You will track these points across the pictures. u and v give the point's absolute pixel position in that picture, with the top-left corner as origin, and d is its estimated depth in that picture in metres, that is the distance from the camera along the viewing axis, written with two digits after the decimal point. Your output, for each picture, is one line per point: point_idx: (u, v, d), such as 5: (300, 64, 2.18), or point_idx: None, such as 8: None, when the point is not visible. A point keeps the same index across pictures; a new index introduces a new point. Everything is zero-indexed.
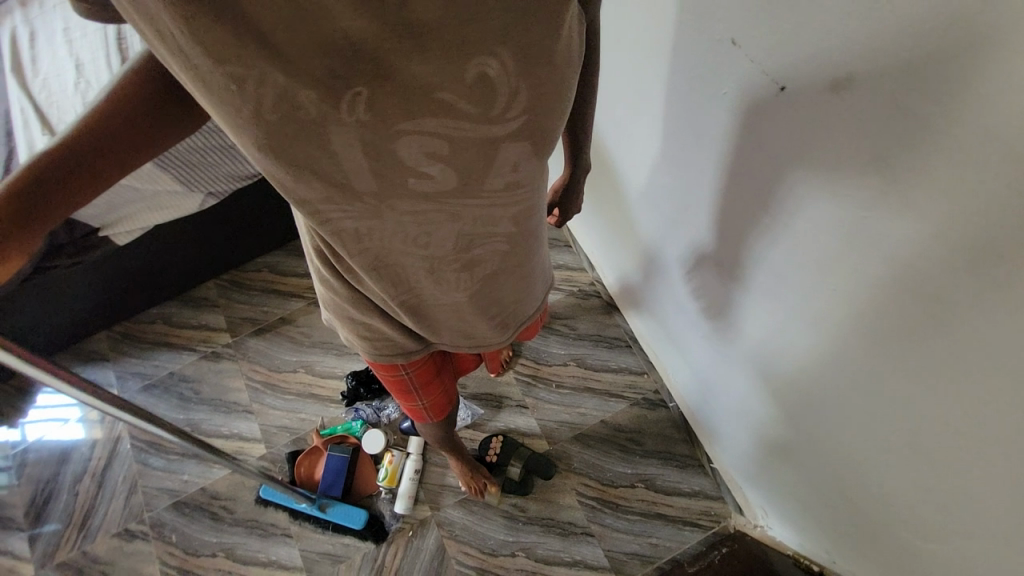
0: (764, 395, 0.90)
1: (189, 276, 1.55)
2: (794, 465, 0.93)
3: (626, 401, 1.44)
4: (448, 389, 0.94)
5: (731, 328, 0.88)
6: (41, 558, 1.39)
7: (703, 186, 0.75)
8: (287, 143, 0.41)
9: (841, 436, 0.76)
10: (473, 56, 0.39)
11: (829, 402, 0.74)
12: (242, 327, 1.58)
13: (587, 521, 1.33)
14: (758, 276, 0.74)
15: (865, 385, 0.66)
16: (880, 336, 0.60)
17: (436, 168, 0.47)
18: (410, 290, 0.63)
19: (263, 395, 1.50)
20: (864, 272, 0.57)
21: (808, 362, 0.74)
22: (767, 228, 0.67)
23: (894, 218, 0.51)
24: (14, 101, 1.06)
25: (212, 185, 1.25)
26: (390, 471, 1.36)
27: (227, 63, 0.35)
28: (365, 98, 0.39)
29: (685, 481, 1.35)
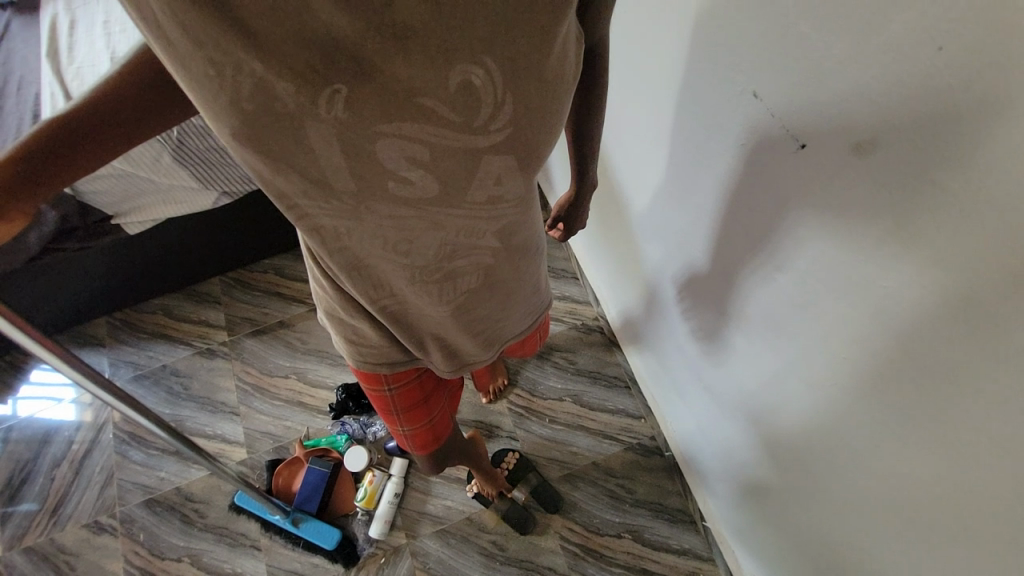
0: (757, 449, 0.86)
1: (195, 270, 1.56)
2: (789, 532, 0.87)
3: (620, 444, 1.38)
4: (437, 415, 0.90)
5: (727, 377, 0.85)
6: (8, 541, 1.35)
7: (708, 227, 0.73)
8: (263, 134, 0.40)
9: (839, 509, 0.70)
10: (457, 64, 0.39)
11: (825, 466, 0.70)
12: (240, 327, 1.57)
13: (567, 569, 1.26)
14: (757, 326, 0.71)
15: (866, 453, 0.61)
16: (878, 399, 0.56)
17: (416, 173, 0.46)
18: (394, 299, 0.61)
19: (252, 397, 1.48)
20: (874, 333, 0.53)
21: (808, 423, 0.69)
22: (769, 275, 0.65)
23: (902, 277, 0.48)
24: (48, 85, 1.09)
25: (228, 185, 1.26)
26: (369, 492, 1.32)
27: (206, 47, 0.34)
28: (344, 96, 0.38)
29: (675, 536, 1.28)
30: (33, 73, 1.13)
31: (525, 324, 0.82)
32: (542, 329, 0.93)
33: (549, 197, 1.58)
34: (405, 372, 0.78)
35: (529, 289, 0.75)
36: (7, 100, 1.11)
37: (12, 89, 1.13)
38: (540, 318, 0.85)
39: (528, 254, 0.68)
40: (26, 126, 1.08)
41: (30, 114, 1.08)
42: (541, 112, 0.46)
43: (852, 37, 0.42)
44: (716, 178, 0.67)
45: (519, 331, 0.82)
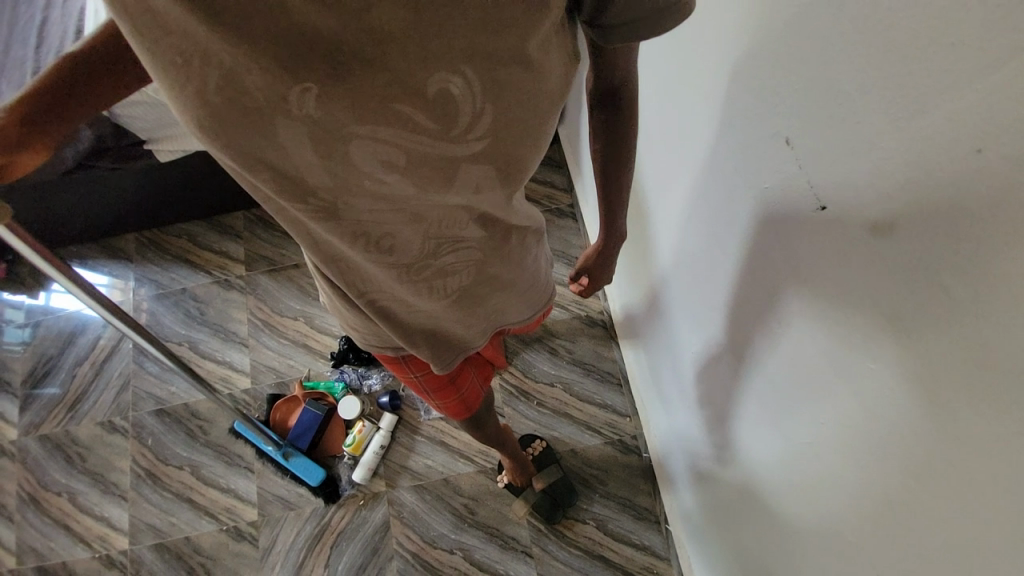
0: (729, 477, 0.88)
1: (221, 201, 1.59)
2: (744, 560, 0.90)
3: (601, 438, 1.42)
4: (468, 392, 0.91)
5: (715, 406, 0.86)
6: (30, 424, 1.49)
7: (722, 260, 0.72)
8: (230, 129, 0.38)
9: (793, 555, 0.72)
10: (436, 72, 0.37)
11: (785, 511, 0.71)
12: (257, 263, 1.62)
13: (529, 542, 1.34)
14: (750, 366, 0.71)
15: (828, 515, 0.62)
16: (846, 463, 0.57)
17: (392, 176, 0.44)
18: (382, 292, 0.62)
19: (261, 332, 1.55)
20: (859, 409, 0.53)
21: (780, 469, 0.70)
22: (769, 323, 0.64)
23: (892, 356, 0.47)
24: (93, 1, 1.09)
25: None
26: (357, 440, 1.40)
27: (170, 32, 0.32)
28: (314, 95, 0.36)
29: (637, 532, 1.33)
30: None
31: (524, 315, 0.82)
32: (544, 313, 0.92)
33: (576, 182, 1.54)
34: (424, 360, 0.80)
35: (524, 286, 0.75)
36: (53, 12, 1.13)
37: (59, 1, 1.14)
38: (539, 310, 0.85)
39: (520, 252, 0.68)
40: (69, 41, 1.09)
41: (73, 30, 1.09)
42: (523, 123, 0.45)
43: (894, 108, 0.40)
44: (733, 213, 0.66)
45: (516, 319, 0.82)
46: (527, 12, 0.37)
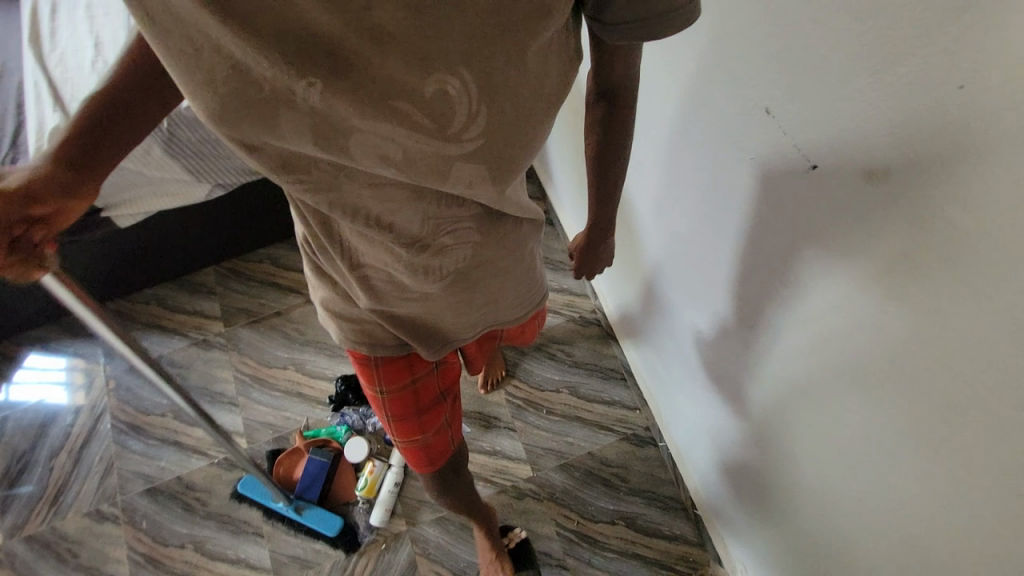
0: (756, 446, 0.87)
1: (189, 260, 1.53)
2: (781, 530, 0.90)
3: (615, 435, 1.42)
4: (432, 435, 0.85)
5: (729, 375, 0.86)
6: (9, 528, 1.37)
7: (717, 232, 0.72)
8: (240, 112, 0.41)
9: (835, 515, 0.72)
10: (435, 73, 0.40)
11: (819, 471, 0.72)
12: (236, 318, 1.56)
13: (562, 554, 1.31)
14: (761, 325, 0.72)
15: (864, 465, 0.63)
16: (867, 403, 0.59)
17: (388, 172, 0.47)
18: (378, 267, 0.61)
19: (251, 388, 1.48)
20: (874, 350, 0.55)
21: (805, 429, 0.71)
22: (781, 284, 0.65)
23: (901, 293, 0.49)
24: (29, 73, 1.06)
25: (222, 177, 1.22)
26: (370, 482, 1.34)
27: (186, 25, 0.37)
28: (318, 89, 0.38)
29: (667, 523, 1.33)
30: (13, 60, 1.10)
31: (516, 314, 0.80)
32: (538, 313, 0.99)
33: (549, 189, 1.57)
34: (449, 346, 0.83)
35: (523, 272, 0.74)
36: None
37: None
38: (533, 314, 0.83)
39: (519, 237, 0.67)
40: (8, 116, 1.04)
41: (13, 106, 1.05)
42: (516, 125, 0.47)
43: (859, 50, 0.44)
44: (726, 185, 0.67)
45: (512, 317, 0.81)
46: (521, 14, 0.39)
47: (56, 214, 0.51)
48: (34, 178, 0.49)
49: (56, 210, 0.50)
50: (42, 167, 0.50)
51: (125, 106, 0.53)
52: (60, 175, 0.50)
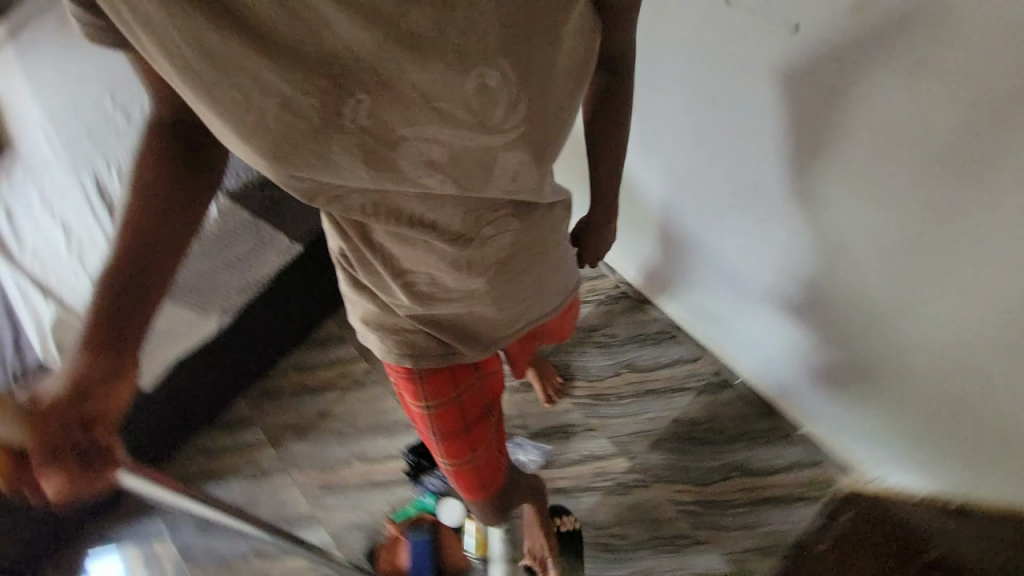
0: (824, 316, 0.97)
1: (218, 401, 1.49)
2: (882, 376, 0.97)
3: (691, 392, 1.38)
4: (481, 454, 0.87)
5: (785, 265, 0.96)
6: None
7: (745, 145, 0.86)
8: (297, 144, 0.48)
9: (927, 314, 0.83)
10: (474, 68, 0.47)
11: (897, 284, 0.83)
12: (284, 436, 1.51)
13: (694, 529, 1.26)
14: (810, 182, 0.82)
15: (928, 247, 0.75)
16: (914, 192, 0.72)
17: (435, 176, 0.54)
18: (420, 270, 0.66)
19: (325, 498, 1.43)
20: (904, 142, 0.69)
21: (867, 253, 0.83)
22: (817, 160, 0.79)
23: (908, 83, 0.64)
24: (7, 278, 1.07)
25: (224, 301, 1.19)
26: (478, 538, 1.26)
27: (232, 73, 0.43)
28: (366, 104, 0.46)
29: (778, 455, 1.28)
30: None
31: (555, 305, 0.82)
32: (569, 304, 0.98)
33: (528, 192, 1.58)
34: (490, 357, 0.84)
35: (557, 263, 0.77)
36: None
37: None
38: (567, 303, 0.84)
39: (551, 224, 0.71)
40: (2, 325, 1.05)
41: (3, 313, 1.06)
42: (548, 107, 0.56)
43: None
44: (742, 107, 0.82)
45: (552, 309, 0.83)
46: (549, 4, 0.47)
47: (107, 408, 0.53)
48: (75, 383, 0.52)
49: (105, 405, 0.53)
50: (78, 370, 0.53)
51: (140, 284, 0.57)
52: (98, 373, 0.53)
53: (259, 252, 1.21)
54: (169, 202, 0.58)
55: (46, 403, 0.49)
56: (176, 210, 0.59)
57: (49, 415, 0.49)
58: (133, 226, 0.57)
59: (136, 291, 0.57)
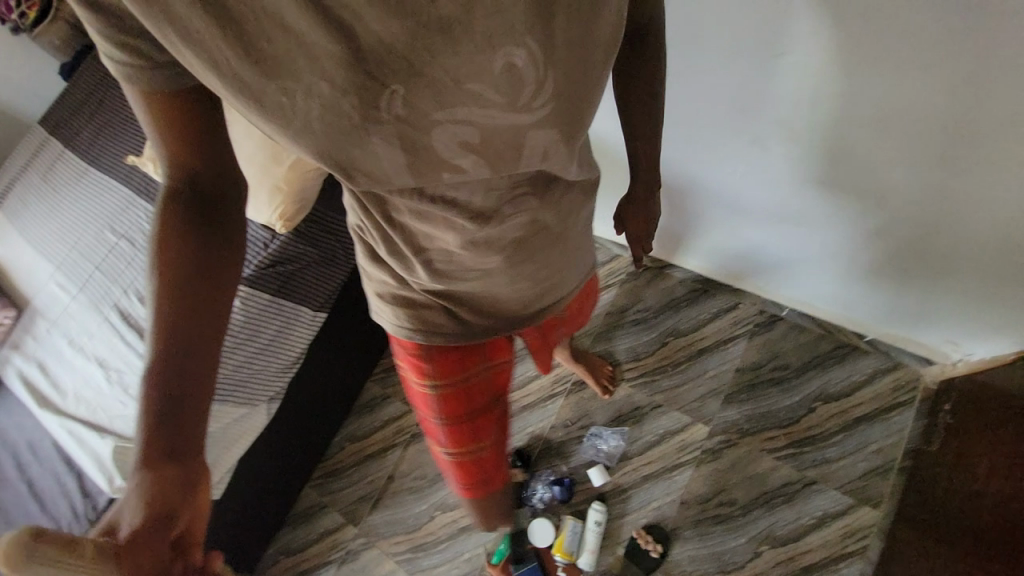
0: (889, 222, 0.91)
1: (286, 495, 1.46)
2: (953, 261, 0.91)
3: (744, 338, 1.35)
4: (483, 443, 0.91)
5: (820, 185, 0.91)
6: None
7: (759, 83, 0.80)
8: (335, 139, 0.52)
9: (989, 190, 0.76)
10: (501, 48, 0.48)
11: (946, 167, 0.77)
12: (359, 511, 1.48)
13: (800, 473, 1.21)
14: (823, 92, 0.76)
15: (977, 121, 0.68)
16: (948, 68, 0.65)
17: (468, 158, 0.56)
18: (438, 248, 0.70)
19: (418, 559, 1.38)
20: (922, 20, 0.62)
21: (908, 146, 0.76)
22: (887, 69, 0.69)
23: None
24: (59, 429, 1.09)
25: (269, 389, 1.21)
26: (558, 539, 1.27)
27: (279, 77, 0.47)
28: (401, 94, 0.49)
29: (854, 371, 1.24)
30: (37, 431, 1.13)
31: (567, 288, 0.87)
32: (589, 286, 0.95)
33: None
34: (497, 346, 0.89)
35: (568, 248, 0.79)
36: (31, 471, 1.09)
37: (26, 458, 1.11)
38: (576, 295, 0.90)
39: (569, 203, 0.72)
40: (64, 476, 1.06)
41: (63, 463, 1.07)
42: (581, 78, 0.55)
43: None
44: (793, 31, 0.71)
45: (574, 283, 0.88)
46: None
47: (191, 519, 0.49)
48: (151, 499, 0.47)
49: (187, 511, 0.49)
50: (145, 483, 0.47)
51: (189, 370, 0.52)
52: (170, 483, 0.48)
53: (290, 329, 1.22)
54: (204, 275, 0.54)
55: (124, 534, 0.44)
56: (214, 282, 0.55)
57: (136, 546, 0.44)
58: (166, 308, 0.52)
59: (186, 378, 0.52)
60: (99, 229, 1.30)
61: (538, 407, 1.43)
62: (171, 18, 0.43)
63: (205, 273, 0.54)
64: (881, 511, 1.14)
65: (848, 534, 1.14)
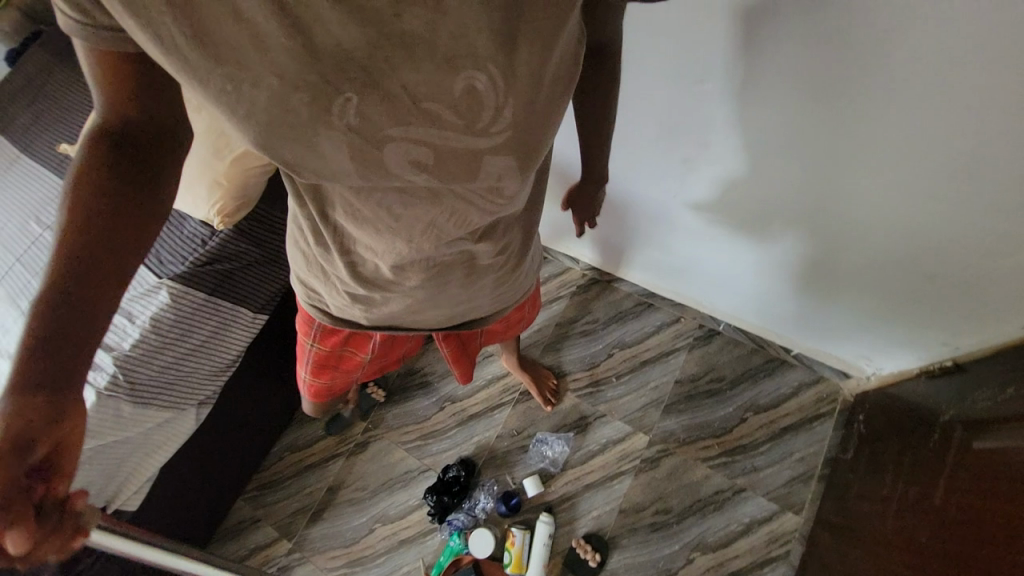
0: (808, 245, 0.99)
1: (216, 506, 1.38)
2: (864, 282, 0.99)
3: (683, 350, 1.41)
4: (336, 383, 1.02)
5: (751, 205, 0.97)
6: None
7: (692, 105, 0.84)
8: (276, 143, 0.48)
9: (896, 214, 0.82)
10: (462, 71, 0.46)
11: (860, 190, 0.82)
12: (294, 523, 1.42)
13: (731, 480, 1.26)
14: (748, 119, 0.81)
15: (886, 149, 0.74)
16: (862, 100, 0.70)
17: (420, 175, 0.53)
18: (366, 256, 0.70)
19: (355, 573, 1.34)
20: (839, 56, 0.67)
21: (822, 169, 0.82)
22: (841, 104, 0.72)
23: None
24: None
25: (200, 392, 1.16)
26: (515, 555, 1.24)
27: (225, 62, 0.42)
28: (355, 104, 0.45)
29: (782, 383, 1.32)
30: None
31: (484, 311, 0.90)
32: (529, 297, 1.00)
33: None
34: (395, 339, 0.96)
35: (501, 274, 0.82)
36: None
37: None
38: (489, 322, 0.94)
39: (507, 228, 0.73)
40: None
41: None
42: (545, 98, 0.53)
43: None
44: (760, 62, 0.73)
45: (507, 303, 0.92)
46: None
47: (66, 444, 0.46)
48: (11, 422, 0.43)
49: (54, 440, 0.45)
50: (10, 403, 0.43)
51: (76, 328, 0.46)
52: (37, 409, 0.44)
53: (225, 331, 1.17)
54: (123, 204, 0.48)
55: None
56: (134, 213, 0.49)
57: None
58: (73, 228, 0.46)
59: (83, 305, 0.46)
60: (23, 219, 1.23)
61: (484, 415, 1.43)
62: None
63: (118, 223, 0.48)
64: (802, 517, 1.20)
65: (773, 540, 1.20)
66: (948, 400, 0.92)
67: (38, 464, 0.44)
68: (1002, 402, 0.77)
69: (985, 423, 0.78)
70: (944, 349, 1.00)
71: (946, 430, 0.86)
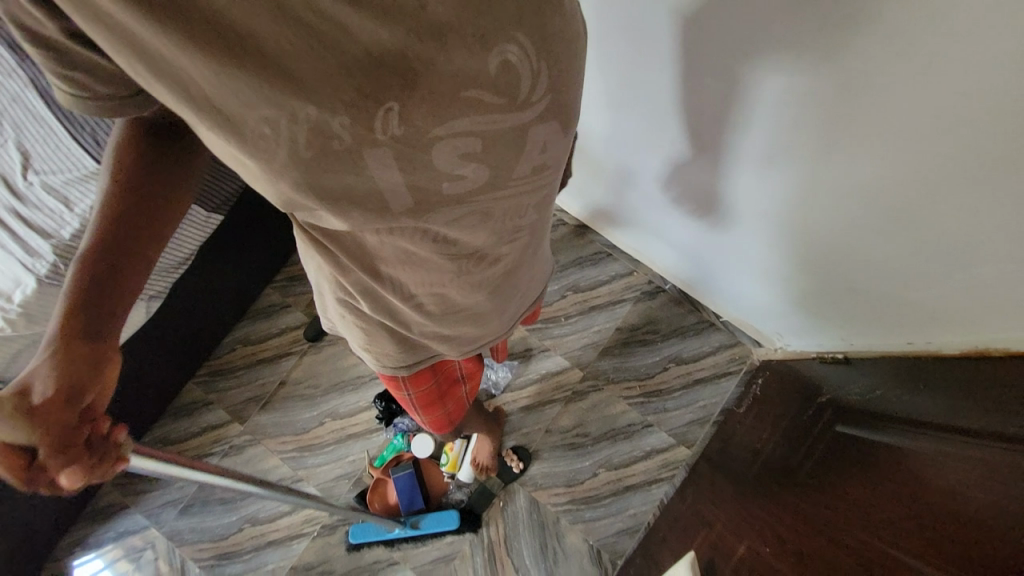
0: (768, 252, 1.08)
1: (167, 388, 1.44)
2: (806, 294, 1.11)
3: (630, 301, 1.54)
4: (450, 407, 1.00)
5: (736, 210, 1.03)
6: None
7: (709, 115, 0.87)
8: (322, 172, 0.44)
9: (857, 251, 0.89)
10: (495, 46, 0.43)
11: (832, 226, 0.89)
12: (247, 410, 1.50)
13: (643, 416, 1.47)
14: (751, 144, 0.86)
15: (866, 201, 0.78)
16: (856, 161, 0.74)
17: (470, 167, 0.50)
18: (431, 293, 0.65)
19: (303, 458, 1.47)
20: (832, 114, 0.71)
21: (801, 201, 0.89)
22: (835, 157, 0.76)
23: (830, 60, 0.65)
24: None
25: (150, 286, 1.13)
26: (453, 457, 1.44)
27: (251, 97, 0.38)
28: (396, 113, 0.42)
29: (705, 342, 1.49)
30: None
31: (523, 308, 0.87)
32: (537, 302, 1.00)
33: None
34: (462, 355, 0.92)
35: (540, 263, 0.80)
36: None
37: None
38: (531, 310, 0.89)
39: (534, 244, 0.71)
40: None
41: None
42: (569, 81, 0.52)
43: None
44: (784, 97, 0.74)
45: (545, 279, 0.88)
46: None
47: (104, 395, 0.50)
48: (62, 373, 0.47)
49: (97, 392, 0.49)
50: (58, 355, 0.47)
51: (101, 304, 0.49)
52: (80, 360, 0.48)
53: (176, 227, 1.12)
54: (156, 185, 0.50)
55: (38, 400, 0.45)
56: (163, 194, 0.51)
57: (41, 417, 0.45)
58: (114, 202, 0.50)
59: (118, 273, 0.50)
60: None
61: None
62: (98, 14, 0.34)
63: (150, 204, 0.51)
64: (692, 451, 1.43)
65: (665, 464, 1.43)
66: (832, 382, 1.10)
67: (86, 409, 0.48)
68: (869, 398, 0.95)
69: (852, 411, 0.95)
70: (840, 344, 1.16)
71: (818, 410, 1.05)
